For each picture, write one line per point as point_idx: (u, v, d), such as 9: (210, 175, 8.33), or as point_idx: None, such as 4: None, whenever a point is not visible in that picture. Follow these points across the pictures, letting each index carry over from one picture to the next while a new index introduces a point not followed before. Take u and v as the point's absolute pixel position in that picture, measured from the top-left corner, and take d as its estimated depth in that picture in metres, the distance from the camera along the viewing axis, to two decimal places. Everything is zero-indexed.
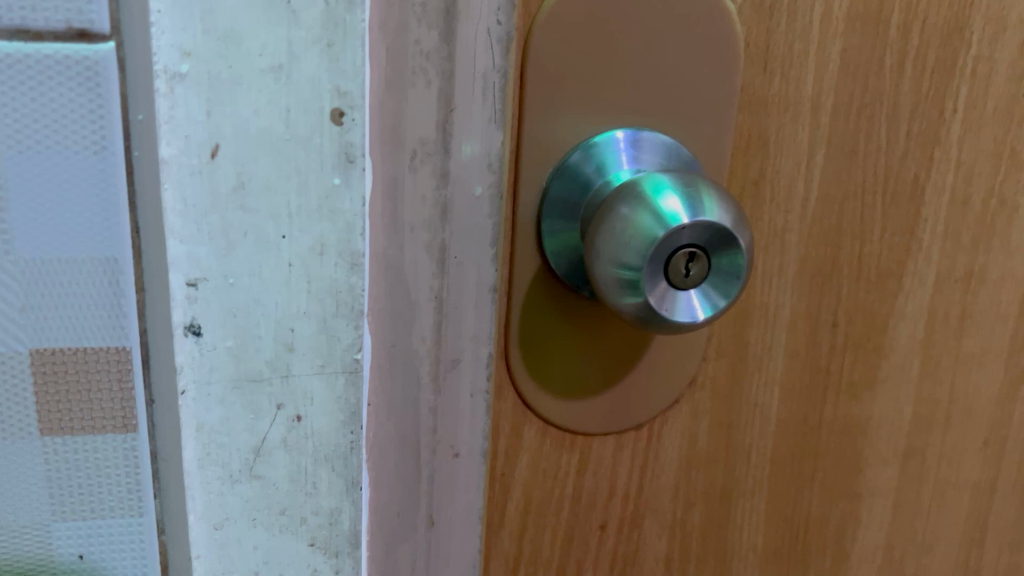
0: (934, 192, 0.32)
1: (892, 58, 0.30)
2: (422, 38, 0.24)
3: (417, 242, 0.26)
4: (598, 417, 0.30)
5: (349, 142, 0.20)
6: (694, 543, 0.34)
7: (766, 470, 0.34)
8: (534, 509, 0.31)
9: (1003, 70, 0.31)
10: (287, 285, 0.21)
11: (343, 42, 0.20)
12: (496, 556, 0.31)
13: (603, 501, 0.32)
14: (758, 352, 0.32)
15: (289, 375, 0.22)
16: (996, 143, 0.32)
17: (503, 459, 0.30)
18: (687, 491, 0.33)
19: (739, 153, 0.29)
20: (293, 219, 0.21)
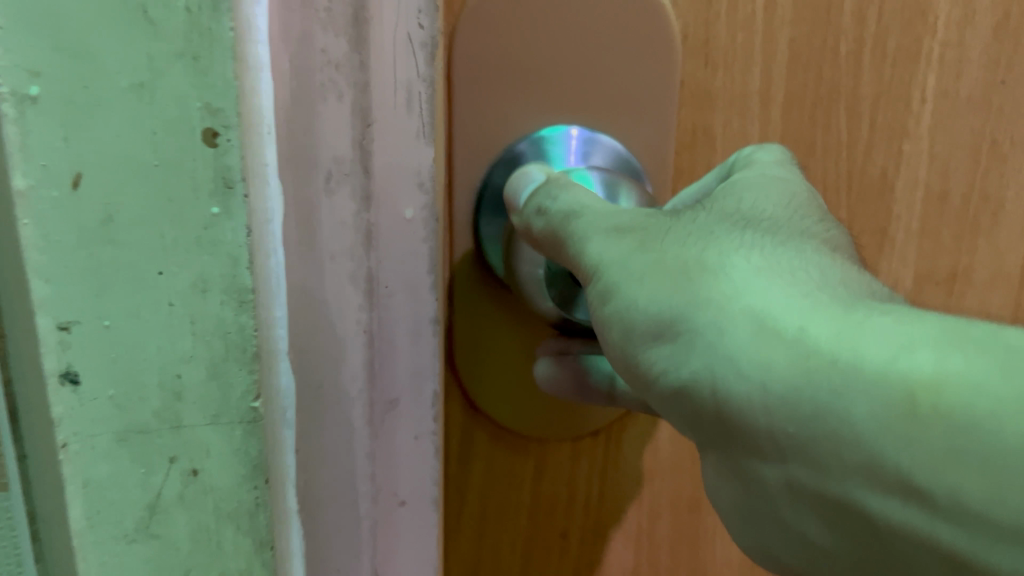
0: (906, 187, 0.30)
1: (847, 45, 0.27)
2: (330, 45, 0.19)
3: (337, 281, 0.20)
4: (552, 418, 0.27)
5: (226, 166, 0.19)
6: (664, 558, 0.30)
7: None
8: (490, 517, 0.28)
9: (975, 55, 0.29)
10: (169, 328, 0.19)
11: (210, 53, 0.18)
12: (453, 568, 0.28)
13: (564, 510, 0.28)
14: None
15: (180, 426, 0.20)
16: (974, 135, 0.30)
17: (455, 463, 0.27)
18: (653, 499, 0.29)
19: (683, 149, 0.27)
20: (168, 255, 0.19)
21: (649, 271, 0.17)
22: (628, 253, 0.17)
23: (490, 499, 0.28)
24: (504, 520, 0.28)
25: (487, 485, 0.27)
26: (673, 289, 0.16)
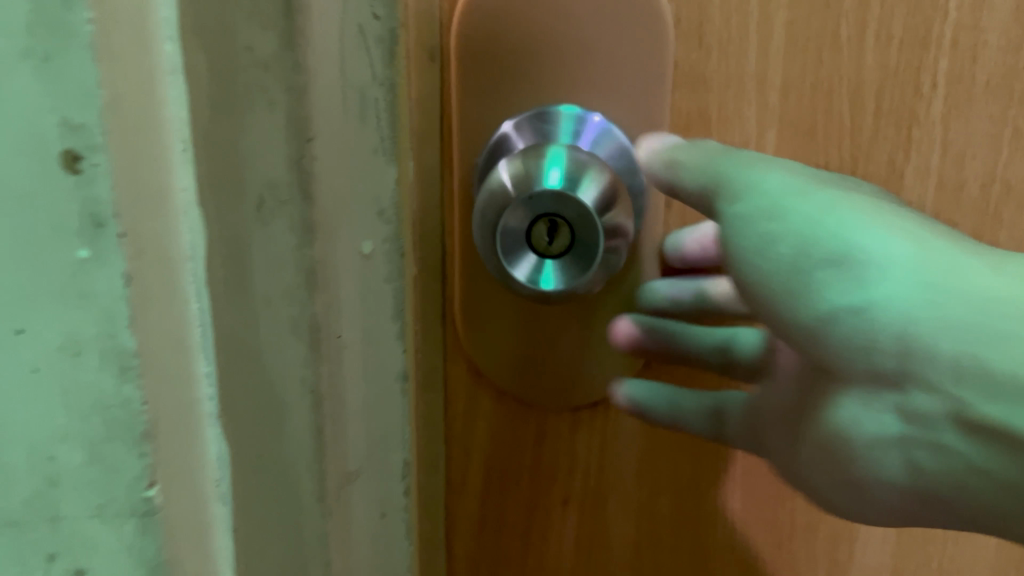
0: (916, 177, 0.28)
1: (848, 29, 0.26)
2: (254, 43, 0.22)
3: (278, 317, 0.24)
4: (551, 386, 0.29)
5: (93, 198, 0.15)
6: (666, 537, 0.32)
7: (743, 467, 0.31)
8: (494, 478, 0.30)
9: (995, 36, 0.27)
10: (39, 398, 0.16)
11: (61, 61, 0.14)
12: (460, 524, 0.31)
13: (565, 477, 0.31)
14: None
15: (59, 517, 0.17)
16: (994, 122, 0.28)
17: (458, 423, 0.30)
18: (653, 476, 0.31)
19: (679, 132, 0.27)
20: (33, 314, 0.16)
21: (829, 215, 0.21)
22: (803, 195, 0.21)
23: (494, 457, 0.30)
24: (508, 481, 0.31)
25: (492, 446, 0.30)
26: (848, 227, 0.20)
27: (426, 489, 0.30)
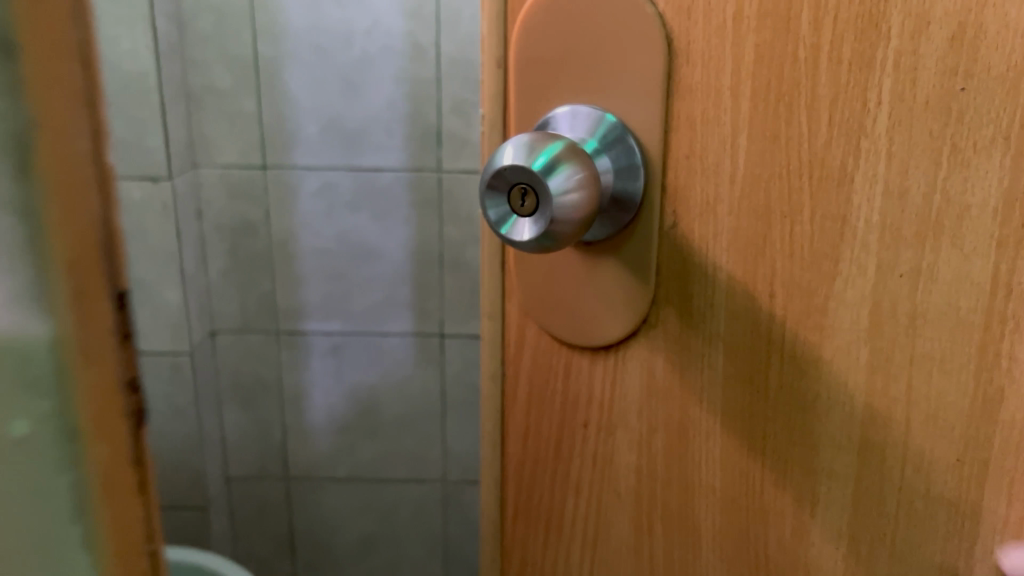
0: (865, 180, 0.37)
1: (804, 50, 0.36)
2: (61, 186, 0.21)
3: None
4: (573, 329, 0.41)
5: None
6: (660, 465, 0.42)
7: (718, 417, 0.41)
8: (535, 395, 0.43)
9: (931, 62, 0.35)
10: None
11: None
12: (513, 428, 0.44)
13: (585, 404, 0.42)
14: (702, 307, 0.40)
15: None
16: (932, 136, 0.36)
17: (513, 350, 0.43)
18: (650, 415, 0.42)
19: (673, 130, 0.38)
20: None
21: None
22: None
23: (532, 379, 0.43)
24: (543, 401, 0.43)
25: (533, 373, 0.43)
26: None
27: (490, 396, 0.43)
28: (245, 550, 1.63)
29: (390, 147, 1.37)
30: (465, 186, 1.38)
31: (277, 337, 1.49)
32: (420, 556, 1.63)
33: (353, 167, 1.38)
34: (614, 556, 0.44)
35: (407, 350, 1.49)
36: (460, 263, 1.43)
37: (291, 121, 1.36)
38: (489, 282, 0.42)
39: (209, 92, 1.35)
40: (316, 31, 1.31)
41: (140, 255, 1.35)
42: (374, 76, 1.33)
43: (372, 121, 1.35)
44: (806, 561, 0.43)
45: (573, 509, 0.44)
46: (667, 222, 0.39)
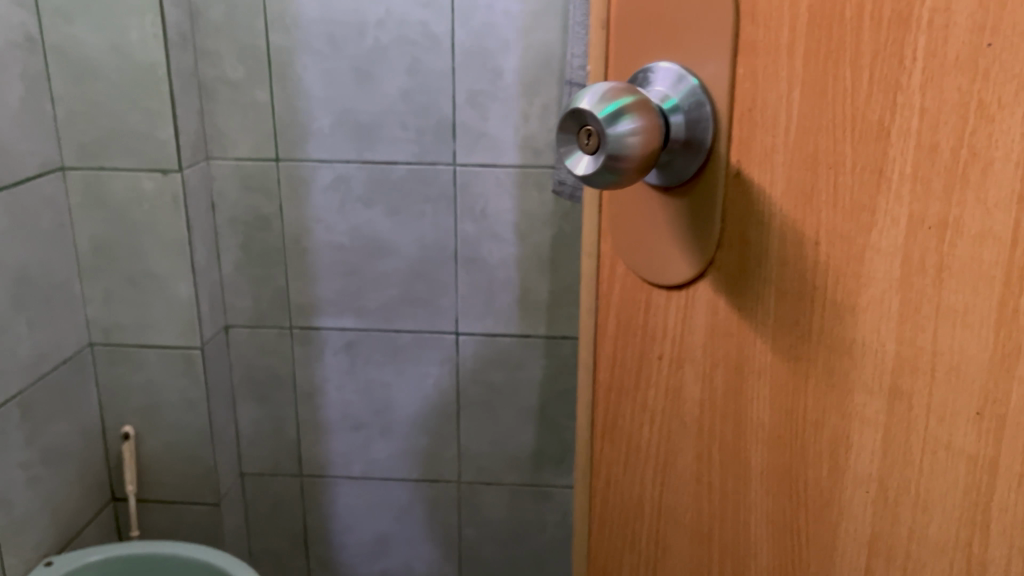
0: (900, 135, 0.33)
1: (852, 9, 0.33)
2: None
3: None
4: (648, 265, 0.44)
5: None
6: (719, 399, 0.43)
7: (769, 356, 0.40)
8: (619, 328, 0.47)
9: (963, 19, 0.30)
10: None
11: None
12: (606, 356, 0.48)
13: (659, 339, 0.45)
14: (758, 253, 0.39)
15: None
16: (961, 93, 0.31)
17: (606, 284, 0.47)
18: (712, 352, 0.42)
19: (736, 88, 0.38)
20: None
21: None
22: None
23: (617, 312, 0.47)
24: (629, 334, 0.46)
25: (621, 307, 0.46)
26: None
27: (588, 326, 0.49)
28: (262, 545, 1.62)
29: (403, 139, 1.34)
30: (479, 180, 1.35)
31: (291, 332, 1.47)
32: (431, 558, 1.59)
33: (365, 160, 1.35)
34: (677, 484, 0.46)
35: (422, 347, 1.46)
36: (475, 259, 1.39)
37: (304, 113, 1.34)
38: (591, 224, 0.47)
39: (222, 84, 1.34)
40: (327, 20, 1.29)
41: (150, 246, 1.34)
42: (386, 66, 1.30)
43: (384, 113, 1.33)
44: (841, 511, 0.38)
45: (647, 435, 0.47)
46: (732, 165, 0.39)
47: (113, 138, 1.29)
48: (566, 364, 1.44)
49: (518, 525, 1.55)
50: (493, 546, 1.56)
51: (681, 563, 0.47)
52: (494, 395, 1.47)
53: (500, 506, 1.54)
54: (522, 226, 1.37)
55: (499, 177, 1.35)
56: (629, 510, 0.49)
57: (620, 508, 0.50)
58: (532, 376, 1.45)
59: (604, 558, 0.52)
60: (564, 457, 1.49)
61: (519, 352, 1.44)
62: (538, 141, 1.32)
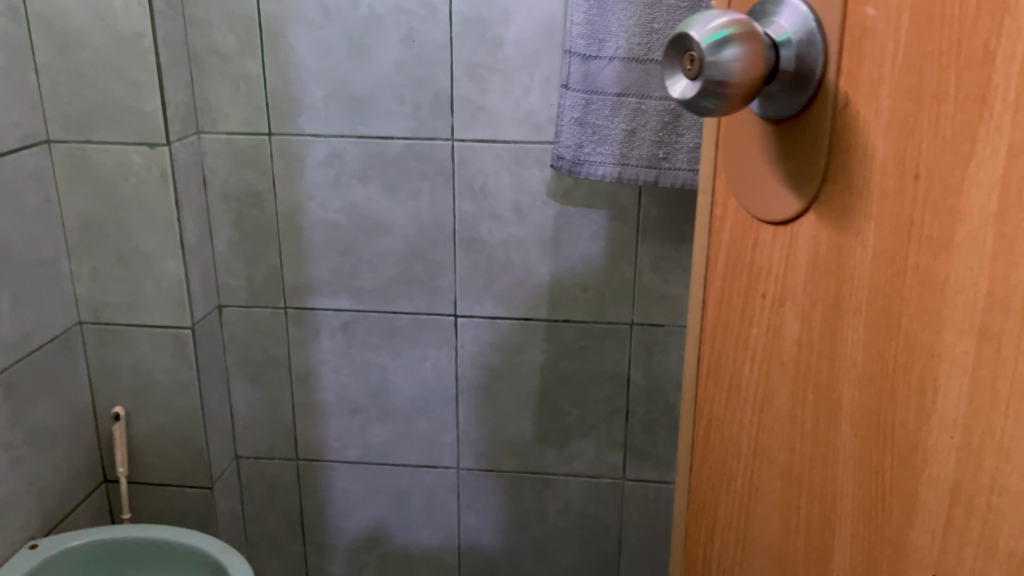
0: (1006, 59, 0.30)
1: None
2: None
3: None
4: (753, 203, 0.44)
5: None
6: (814, 339, 0.42)
7: (863, 294, 0.38)
8: (726, 265, 0.47)
9: None
10: None
11: None
12: (715, 294, 0.49)
13: (762, 277, 0.45)
14: (860, 189, 0.38)
15: None
16: None
17: (716, 223, 0.48)
18: (811, 291, 0.41)
19: (848, 18, 0.37)
20: None
21: None
22: None
23: (723, 251, 0.47)
24: (734, 271, 0.47)
25: (730, 244, 0.47)
26: None
27: (700, 264, 0.50)
28: (256, 532, 1.57)
29: (399, 114, 1.29)
30: (479, 156, 1.31)
31: (285, 313, 1.42)
32: (431, 545, 1.55)
33: (359, 135, 1.31)
34: (772, 424, 0.46)
35: (419, 330, 1.41)
36: (475, 239, 1.35)
37: (296, 86, 1.30)
38: (707, 166, 0.48)
39: (212, 55, 1.30)
40: None
41: (139, 223, 1.29)
42: (381, 38, 1.26)
43: (380, 85, 1.28)
44: (927, 457, 0.36)
45: (745, 374, 0.47)
46: (840, 100, 0.38)
47: (101, 110, 1.24)
48: (569, 348, 1.40)
49: (519, 513, 1.51)
50: (492, 534, 1.53)
51: (771, 505, 0.47)
52: (494, 379, 1.43)
53: (499, 494, 1.50)
54: (523, 205, 1.33)
55: (499, 153, 1.30)
56: (726, 449, 0.50)
57: (718, 448, 0.51)
58: (533, 360, 1.41)
59: (711, 498, 0.53)
60: (566, 443, 1.46)
61: (520, 335, 1.40)
62: (540, 116, 1.28)
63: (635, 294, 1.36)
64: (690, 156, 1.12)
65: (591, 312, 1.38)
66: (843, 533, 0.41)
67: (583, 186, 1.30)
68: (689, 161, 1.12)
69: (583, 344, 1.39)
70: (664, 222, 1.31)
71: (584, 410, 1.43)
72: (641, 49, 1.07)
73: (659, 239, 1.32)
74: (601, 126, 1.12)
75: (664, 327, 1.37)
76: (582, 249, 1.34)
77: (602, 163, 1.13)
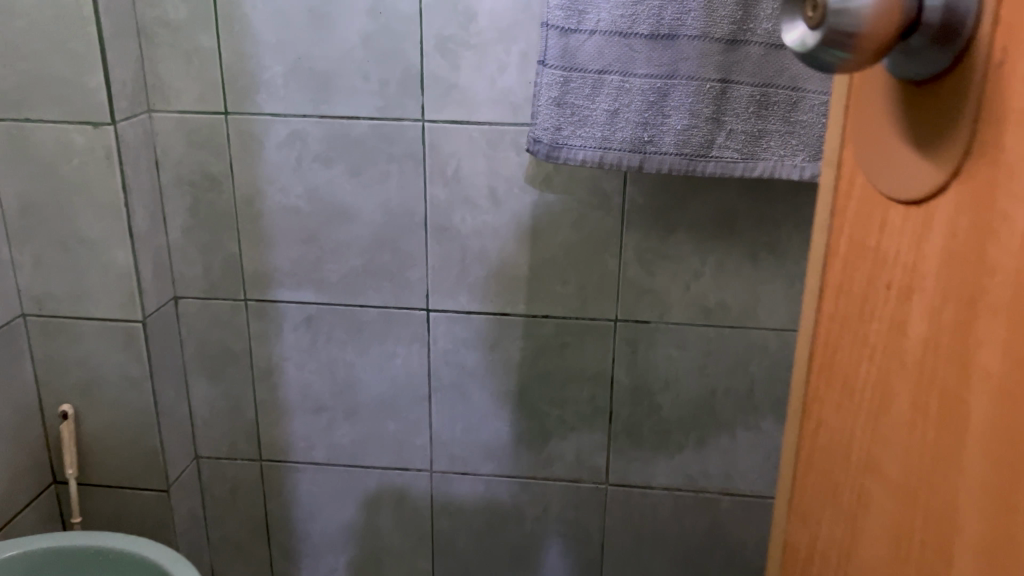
0: None
1: None
2: None
3: None
4: (885, 178, 0.40)
5: None
6: (945, 337, 0.36)
7: (1002, 289, 0.32)
8: (853, 248, 0.44)
9: None
10: None
11: None
12: (840, 279, 0.45)
13: (891, 263, 0.40)
14: (1008, 165, 0.32)
15: None
16: None
17: (843, 201, 0.45)
18: (945, 281, 0.36)
19: None
20: None
21: None
22: None
23: (852, 232, 0.44)
24: (860, 255, 0.43)
25: (858, 224, 0.43)
26: None
27: (826, 246, 0.47)
28: (219, 532, 1.49)
29: (365, 91, 1.19)
30: (450, 138, 1.20)
31: (246, 305, 1.33)
32: (401, 549, 1.47)
33: (322, 114, 1.21)
34: (892, 427, 0.41)
35: (388, 324, 1.32)
36: (446, 228, 1.25)
37: (254, 60, 1.19)
38: (836, 138, 0.45)
39: (162, 26, 1.19)
40: None
41: (83, 208, 1.20)
42: (344, 7, 1.15)
43: (342, 61, 1.18)
44: None
45: (867, 369, 0.43)
46: (993, 60, 0.33)
47: (39, 86, 1.14)
48: (548, 346, 1.30)
49: (494, 516, 1.42)
50: (466, 538, 1.44)
51: (885, 518, 0.42)
52: (468, 377, 1.34)
53: (474, 498, 1.41)
54: (498, 192, 1.23)
55: (472, 135, 1.20)
56: (842, 449, 0.46)
57: (830, 451, 0.48)
58: (509, 358, 1.32)
59: (826, 500, 0.49)
60: (544, 446, 1.36)
61: (496, 331, 1.31)
62: (516, 95, 1.17)
63: (618, 289, 1.26)
64: (679, 139, 0.99)
65: (572, 308, 1.28)
66: (962, 560, 0.36)
67: (564, 171, 1.20)
68: (677, 145, 1.00)
69: (563, 342, 1.30)
70: (651, 212, 1.21)
71: (564, 411, 1.34)
72: (625, 22, 0.96)
73: (645, 230, 1.22)
74: (580, 107, 0.99)
75: (650, 324, 1.27)
76: (562, 240, 1.24)
77: (581, 148, 1.00)
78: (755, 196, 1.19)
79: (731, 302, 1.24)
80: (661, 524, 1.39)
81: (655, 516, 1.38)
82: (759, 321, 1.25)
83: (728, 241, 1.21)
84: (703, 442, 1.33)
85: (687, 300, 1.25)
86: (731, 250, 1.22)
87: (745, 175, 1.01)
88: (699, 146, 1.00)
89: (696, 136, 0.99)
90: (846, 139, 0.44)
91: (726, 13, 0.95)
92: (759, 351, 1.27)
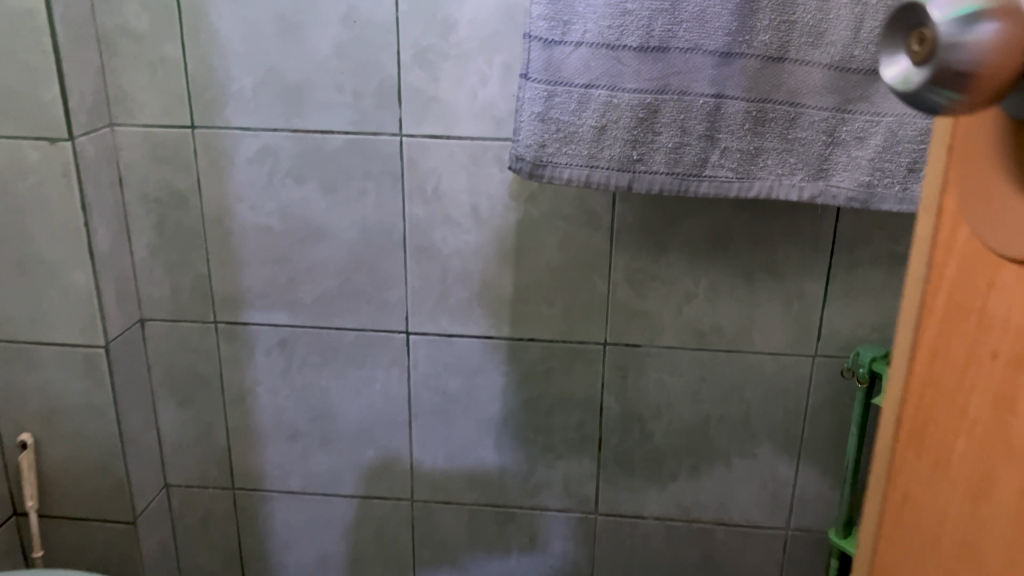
0: None
1: None
2: None
3: None
4: (996, 234, 0.36)
5: None
6: None
7: None
8: (953, 306, 0.40)
9: None
10: None
11: None
12: (935, 338, 0.41)
13: (1006, 329, 0.36)
14: None
15: None
16: None
17: (940, 253, 0.40)
18: None
19: None
20: None
21: None
22: None
23: (951, 289, 0.40)
24: (961, 315, 0.39)
25: (959, 281, 0.39)
26: None
27: (916, 301, 0.42)
28: (192, 563, 1.43)
29: (339, 105, 1.13)
30: (430, 154, 1.14)
31: (216, 328, 1.27)
32: None
33: (294, 129, 1.14)
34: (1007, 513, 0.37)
35: (366, 348, 1.26)
36: (426, 248, 1.19)
37: (221, 72, 1.13)
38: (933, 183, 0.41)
39: (124, 36, 1.13)
40: None
41: (40, 228, 1.13)
42: (316, 16, 1.09)
43: (315, 72, 1.11)
44: None
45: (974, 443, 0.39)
46: None
47: None
48: (533, 370, 1.24)
49: (479, 547, 1.36)
50: (450, 569, 1.38)
51: None
52: (450, 403, 1.27)
53: (457, 528, 1.35)
54: (481, 210, 1.16)
55: (453, 151, 1.14)
56: (938, 525, 0.42)
57: (920, 530, 0.44)
58: (492, 383, 1.26)
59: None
60: (531, 474, 1.30)
61: (479, 355, 1.24)
62: (499, 109, 1.11)
63: (608, 312, 1.19)
64: (670, 158, 0.93)
65: (559, 331, 1.22)
66: None
67: (549, 189, 1.14)
68: (668, 164, 0.94)
69: (549, 366, 1.24)
70: (641, 231, 1.15)
71: (551, 438, 1.28)
72: (613, 33, 0.89)
73: (635, 250, 1.16)
74: (566, 122, 0.92)
75: (641, 348, 1.21)
76: (548, 260, 1.18)
77: (567, 166, 0.93)
78: (750, 215, 1.12)
79: (726, 325, 1.18)
80: (653, 555, 1.33)
81: (646, 547, 1.32)
82: (755, 345, 1.19)
83: (723, 262, 1.15)
84: (697, 471, 1.27)
85: (680, 323, 1.19)
86: (726, 272, 1.16)
87: (740, 196, 0.95)
88: (691, 165, 0.94)
89: (688, 153, 0.93)
90: (947, 185, 0.40)
91: (721, 24, 0.89)
92: (755, 376, 1.21)
